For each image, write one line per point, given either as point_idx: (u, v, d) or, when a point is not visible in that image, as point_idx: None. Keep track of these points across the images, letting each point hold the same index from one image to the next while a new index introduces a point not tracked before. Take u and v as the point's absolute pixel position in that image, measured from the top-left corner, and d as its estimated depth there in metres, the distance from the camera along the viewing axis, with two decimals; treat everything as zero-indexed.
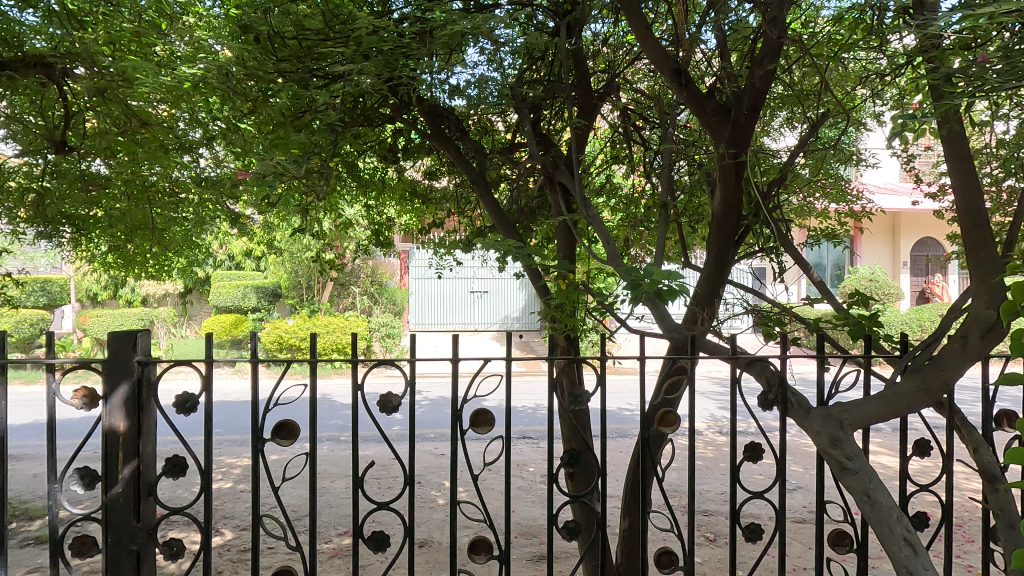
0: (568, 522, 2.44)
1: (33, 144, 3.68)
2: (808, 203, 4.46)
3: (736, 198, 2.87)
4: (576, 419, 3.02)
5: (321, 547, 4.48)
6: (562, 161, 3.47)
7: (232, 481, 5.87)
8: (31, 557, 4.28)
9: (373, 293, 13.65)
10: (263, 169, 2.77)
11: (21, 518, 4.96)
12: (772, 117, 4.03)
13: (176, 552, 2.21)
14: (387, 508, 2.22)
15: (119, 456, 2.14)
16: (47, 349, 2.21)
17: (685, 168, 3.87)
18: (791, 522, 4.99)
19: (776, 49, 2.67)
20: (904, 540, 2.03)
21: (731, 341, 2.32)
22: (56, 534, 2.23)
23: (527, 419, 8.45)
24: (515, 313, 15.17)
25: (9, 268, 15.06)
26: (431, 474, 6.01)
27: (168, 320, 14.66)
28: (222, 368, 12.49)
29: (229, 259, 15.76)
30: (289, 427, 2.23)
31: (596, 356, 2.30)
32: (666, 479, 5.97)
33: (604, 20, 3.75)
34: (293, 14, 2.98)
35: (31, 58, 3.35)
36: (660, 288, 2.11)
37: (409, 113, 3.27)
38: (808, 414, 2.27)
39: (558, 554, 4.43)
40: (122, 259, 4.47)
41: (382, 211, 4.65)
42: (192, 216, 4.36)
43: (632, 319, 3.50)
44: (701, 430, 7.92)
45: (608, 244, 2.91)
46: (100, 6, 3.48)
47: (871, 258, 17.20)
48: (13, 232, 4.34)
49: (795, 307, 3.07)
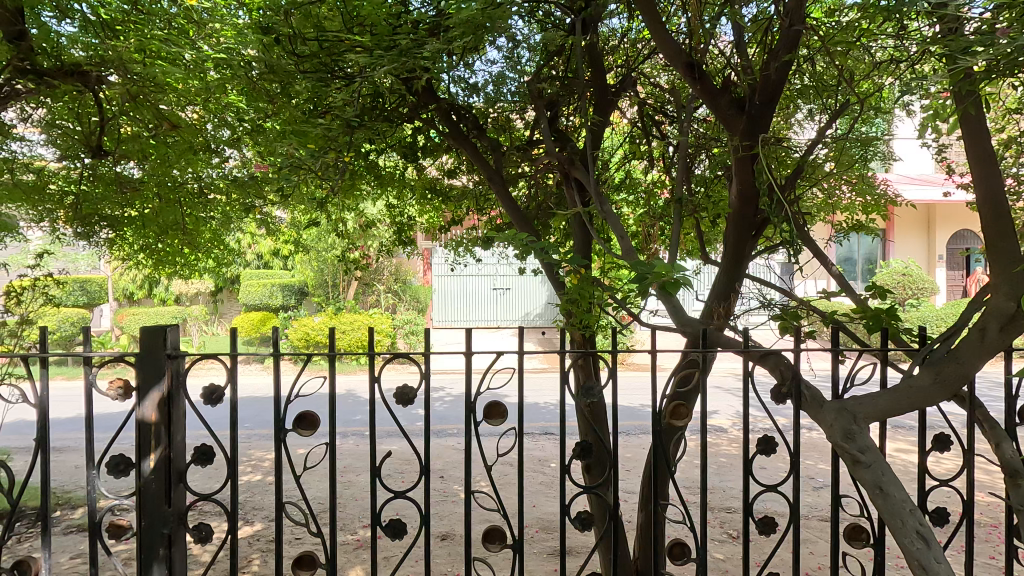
0: (581, 513, 2.43)
1: (71, 149, 3.85)
2: (834, 197, 4.36)
3: (752, 190, 2.84)
4: (591, 412, 3.01)
5: (345, 538, 4.61)
6: (578, 158, 3.44)
7: (260, 473, 6.07)
8: (73, 543, 4.50)
9: (397, 291, 14.03)
10: (282, 163, 2.93)
11: (65, 506, 5.21)
12: (795, 109, 3.96)
13: (205, 537, 2.30)
14: (405, 500, 2.24)
15: (151, 444, 2.25)
16: (84, 342, 2.29)
17: (705, 162, 3.85)
18: (815, 520, 4.93)
19: (793, 38, 2.69)
20: (917, 532, 2.02)
21: (744, 335, 2.28)
22: (93, 519, 2.32)
23: (549, 415, 8.47)
24: (536, 310, 15.34)
25: (52, 270, 15.77)
26: (452, 469, 6.10)
27: (201, 318, 15.14)
28: (252, 364, 12.87)
29: (258, 259, 16.15)
30: (310, 417, 2.28)
31: (610, 349, 2.29)
32: (687, 476, 5.94)
33: (621, 16, 3.76)
34: (313, 16, 3.03)
35: (68, 66, 3.33)
36: (663, 281, 2.09)
37: (427, 112, 3.33)
38: (822, 407, 2.25)
39: (577, 549, 4.46)
40: (156, 259, 4.61)
41: (402, 210, 4.72)
42: (219, 215, 4.55)
43: (647, 315, 3.12)
44: (725, 428, 7.82)
45: (622, 238, 2.92)
46: (131, 14, 3.53)
47: (904, 252, 16.73)
48: (53, 234, 4.52)
49: (815, 301, 2.99)
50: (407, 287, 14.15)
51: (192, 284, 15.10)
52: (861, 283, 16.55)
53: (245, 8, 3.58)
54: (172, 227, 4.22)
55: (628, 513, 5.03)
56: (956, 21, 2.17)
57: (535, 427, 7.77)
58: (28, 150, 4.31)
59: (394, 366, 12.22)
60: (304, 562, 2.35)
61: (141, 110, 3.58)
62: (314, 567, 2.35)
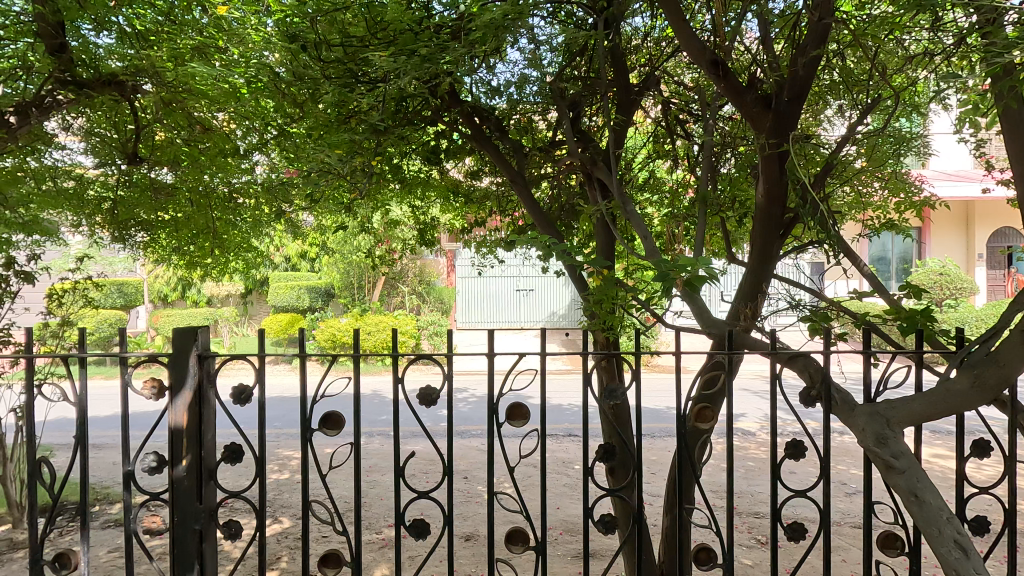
0: (604, 516, 2.39)
1: (108, 156, 4.00)
2: (866, 194, 4.25)
3: (780, 190, 2.78)
4: (614, 414, 2.99)
5: (370, 537, 4.67)
6: (600, 158, 3.42)
7: (287, 472, 6.19)
8: (109, 538, 4.65)
9: (421, 292, 14.19)
10: (310, 168, 2.98)
11: (103, 502, 5.39)
12: (824, 105, 3.87)
13: (234, 533, 2.35)
14: (428, 500, 2.25)
15: (183, 443, 2.31)
16: (119, 343, 2.36)
17: (731, 160, 3.78)
18: (847, 527, 4.80)
19: (822, 33, 2.62)
20: (955, 542, 1.94)
21: (771, 336, 2.24)
22: (128, 515, 2.39)
23: (572, 417, 8.44)
24: (561, 310, 15.30)
25: (91, 274, 16.32)
26: (476, 470, 6.12)
27: (232, 319, 15.54)
28: (280, 365, 13.12)
29: (285, 261, 16.45)
30: (335, 417, 2.32)
31: (633, 350, 2.25)
32: (713, 480, 5.85)
33: (644, 15, 3.72)
34: (338, 22, 3.08)
35: (104, 76, 3.41)
36: (687, 278, 2.07)
37: (451, 114, 3.36)
38: (853, 410, 2.19)
39: (601, 552, 4.43)
40: (188, 262, 4.74)
41: (426, 211, 4.76)
42: (249, 219, 4.66)
43: (671, 317, 3.07)
44: (753, 431, 7.68)
45: (646, 239, 2.89)
46: (165, 25, 3.64)
47: (941, 250, 16.18)
48: (92, 238, 4.69)
49: (846, 302, 2.90)
50: (431, 289, 14.27)
51: (223, 286, 15.47)
52: (895, 283, 16.06)
53: (272, 16, 3.66)
54: (204, 231, 4.34)
55: (653, 517, 4.97)
56: (993, 12, 2.09)
57: (559, 429, 7.75)
58: (68, 157, 4.47)
59: (419, 367, 12.34)
60: (329, 560, 2.38)
61: (176, 118, 3.69)
62: (340, 565, 2.37)
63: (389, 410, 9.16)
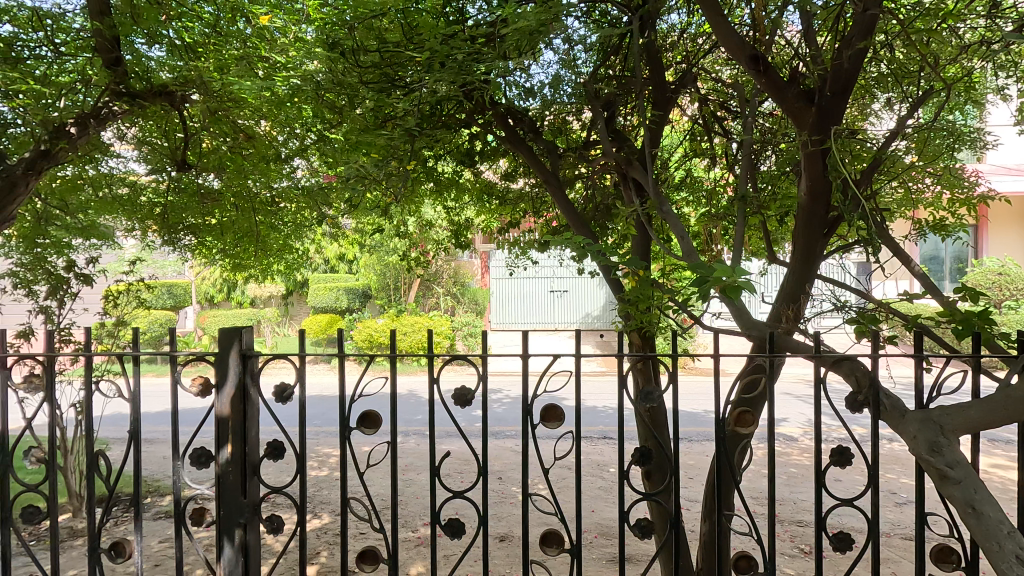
0: (640, 521, 2.35)
1: (159, 164, 4.18)
2: (917, 191, 4.06)
3: (823, 187, 2.69)
4: (651, 417, 2.95)
5: (406, 535, 4.73)
6: (636, 157, 3.38)
7: (326, 469, 6.35)
8: (160, 528, 4.86)
9: (456, 293, 14.35)
10: (348, 172, 3.06)
11: (154, 494, 5.64)
12: (871, 98, 3.72)
13: (276, 528, 2.42)
14: (463, 499, 2.26)
15: (228, 439, 2.39)
16: (170, 343, 2.46)
17: (771, 157, 3.68)
18: (897, 538, 4.60)
19: (868, 25, 2.52)
20: (1017, 557, 1.82)
21: (815, 338, 2.16)
22: (178, 507, 2.49)
23: (607, 419, 8.36)
24: (594, 312, 15.18)
25: (144, 276, 17.10)
26: (510, 470, 6.13)
27: (274, 319, 16.03)
28: (319, 365, 13.45)
29: (324, 263, 16.86)
30: (372, 417, 2.36)
31: (670, 353, 2.20)
32: (753, 486, 5.69)
33: (680, 11, 3.65)
34: (375, 29, 3.15)
35: (156, 87, 3.59)
36: (725, 283, 2.02)
37: (484, 117, 3.39)
38: (904, 416, 2.10)
39: (637, 557, 4.37)
40: (233, 264, 4.91)
41: (460, 213, 4.81)
42: (290, 222, 4.79)
43: (709, 318, 3.00)
44: (796, 436, 7.44)
45: (683, 239, 2.84)
46: (211, 37, 3.78)
47: (1000, 248, 15.33)
48: (144, 242, 4.92)
49: (895, 303, 2.77)
50: (466, 290, 14.39)
51: (266, 288, 15.98)
52: (949, 283, 15.30)
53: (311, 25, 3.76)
54: (247, 235, 4.49)
55: (691, 522, 4.87)
56: None
57: (594, 431, 7.68)
58: (122, 165, 4.69)
59: (454, 368, 12.45)
60: (367, 557, 2.41)
61: (221, 125, 3.83)
62: (377, 561, 2.41)
63: (424, 410, 9.28)
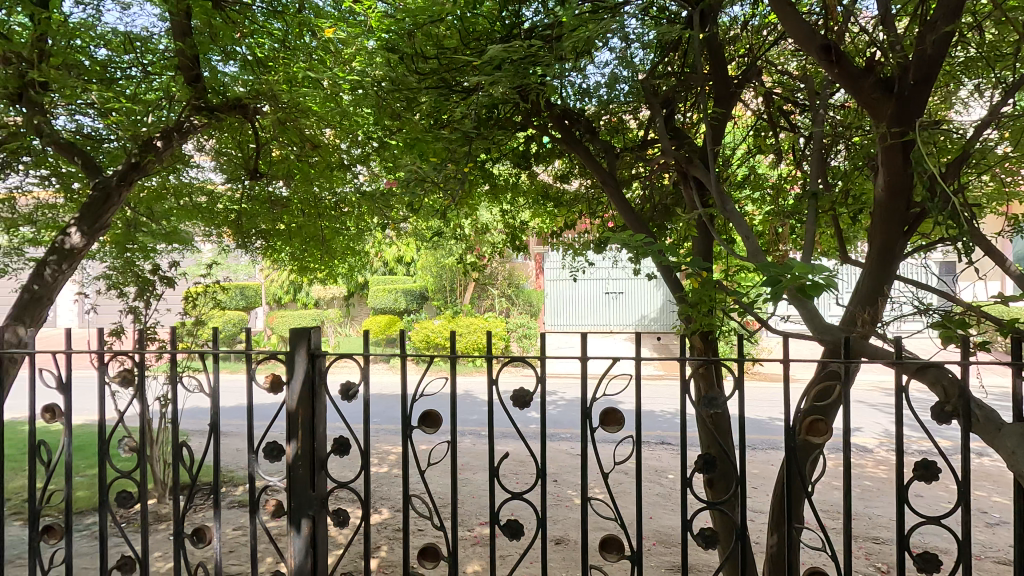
0: (704, 530, 2.28)
1: (234, 172, 4.44)
2: (1011, 184, 3.74)
3: (904, 182, 2.52)
4: (714, 423, 2.86)
5: (463, 534, 4.80)
6: (697, 155, 3.29)
7: (387, 465, 6.53)
8: (235, 517, 5.16)
9: (511, 295, 14.63)
10: (407, 176, 3.13)
11: (229, 484, 5.99)
12: (957, 85, 3.45)
13: (342, 521, 2.51)
14: (522, 501, 2.26)
15: (298, 434, 2.50)
16: (245, 343, 2.60)
17: (843, 152, 3.49)
18: (989, 561, 4.23)
19: (956, 7, 2.34)
20: None
21: (896, 344, 2.02)
22: (253, 497, 2.63)
23: (666, 424, 8.15)
24: (651, 313, 14.86)
25: (219, 278, 18.18)
26: (566, 473, 6.10)
27: (337, 320, 16.70)
28: (379, 364, 13.85)
29: (384, 266, 17.36)
30: (433, 416, 2.40)
31: (736, 358, 2.12)
32: (824, 499, 5.40)
33: (743, 3, 3.52)
34: (434, 35, 3.20)
35: (231, 101, 3.84)
36: (805, 283, 1.92)
37: (540, 118, 3.40)
38: (1000, 431, 1.95)
39: (698, 567, 4.24)
40: (299, 267, 5.15)
41: (516, 215, 4.83)
42: (352, 226, 4.97)
43: (777, 321, 2.83)
44: (871, 447, 6.99)
45: (748, 238, 2.73)
46: (280, 51, 3.97)
47: None
48: (221, 246, 5.23)
49: (986, 305, 2.56)
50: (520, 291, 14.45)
51: (329, 290, 16.62)
52: None
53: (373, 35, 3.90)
54: (313, 239, 4.69)
55: (756, 534, 4.68)
56: None
57: (652, 436, 7.51)
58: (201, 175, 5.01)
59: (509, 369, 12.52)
60: (428, 554, 2.46)
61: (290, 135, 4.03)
62: (437, 558, 2.46)
63: (480, 410, 9.38)
